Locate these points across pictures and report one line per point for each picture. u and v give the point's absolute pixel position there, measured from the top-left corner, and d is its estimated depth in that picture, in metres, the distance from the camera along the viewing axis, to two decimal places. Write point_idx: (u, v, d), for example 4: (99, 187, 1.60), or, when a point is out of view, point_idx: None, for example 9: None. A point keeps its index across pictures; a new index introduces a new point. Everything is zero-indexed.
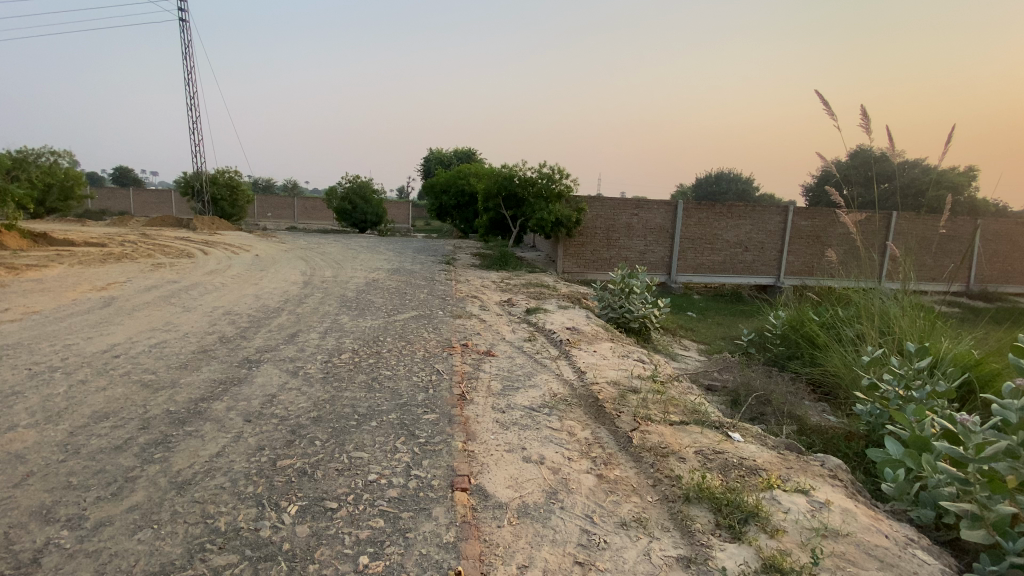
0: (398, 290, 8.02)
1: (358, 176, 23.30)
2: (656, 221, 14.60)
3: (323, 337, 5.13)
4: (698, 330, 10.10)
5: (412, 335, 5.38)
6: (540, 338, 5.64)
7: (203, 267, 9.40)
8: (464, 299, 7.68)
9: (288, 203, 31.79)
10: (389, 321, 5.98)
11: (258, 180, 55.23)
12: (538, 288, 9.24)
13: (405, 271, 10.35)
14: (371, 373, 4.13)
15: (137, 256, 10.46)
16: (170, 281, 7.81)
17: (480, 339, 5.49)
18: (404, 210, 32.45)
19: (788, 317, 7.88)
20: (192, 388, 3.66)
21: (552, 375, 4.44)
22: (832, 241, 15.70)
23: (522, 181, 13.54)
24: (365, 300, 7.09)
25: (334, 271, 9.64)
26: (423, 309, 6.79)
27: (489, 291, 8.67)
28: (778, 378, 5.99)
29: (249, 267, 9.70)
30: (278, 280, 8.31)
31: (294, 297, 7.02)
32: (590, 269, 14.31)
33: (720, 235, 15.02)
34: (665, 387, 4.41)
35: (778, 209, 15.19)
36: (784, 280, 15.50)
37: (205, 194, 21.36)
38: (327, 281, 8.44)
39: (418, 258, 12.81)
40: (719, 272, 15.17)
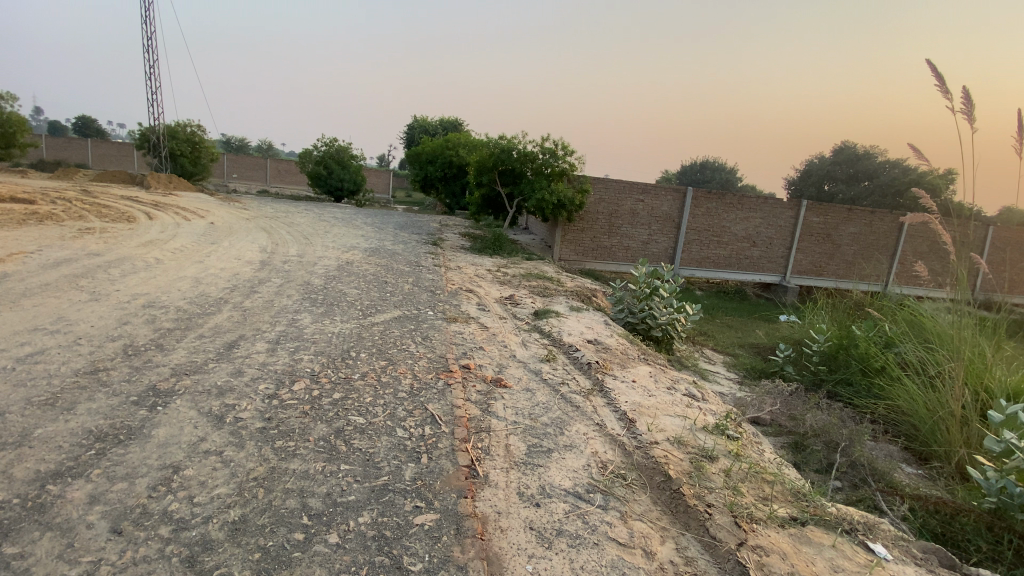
0: (377, 279, 6.64)
1: (335, 140, 21.36)
2: (663, 208, 13.39)
3: (274, 350, 3.76)
4: (716, 336, 9.05)
5: (395, 350, 4.07)
6: (560, 358, 4.39)
7: (141, 236, 7.79)
8: (457, 294, 6.38)
9: (261, 163, 29.56)
10: (365, 326, 4.61)
11: (232, 137, 51.91)
12: (540, 282, 8.00)
13: (386, 252, 8.94)
14: (334, 423, 2.81)
15: (64, 218, 8.74)
16: (91, 253, 6.23)
17: (484, 357, 4.20)
18: (385, 179, 30.52)
19: (833, 333, 6.82)
20: (45, 450, 2.28)
21: (592, 425, 3.19)
22: (843, 241, 14.79)
23: (522, 154, 12.09)
24: (336, 291, 5.70)
25: (302, 248, 8.14)
26: (408, 308, 5.43)
27: (484, 283, 7.37)
28: (841, 414, 4.94)
29: (198, 238, 8.12)
30: (230, 258, 6.81)
31: (246, 283, 5.57)
32: (587, 257, 13.12)
33: (729, 228, 13.92)
34: (744, 449, 3.24)
35: (790, 203, 14.19)
36: (790, 279, 14.61)
37: (163, 148, 19.18)
38: (291, 262, 6.98)
39: (400, 236, 11.38)
40: (725, 268, 14.14)
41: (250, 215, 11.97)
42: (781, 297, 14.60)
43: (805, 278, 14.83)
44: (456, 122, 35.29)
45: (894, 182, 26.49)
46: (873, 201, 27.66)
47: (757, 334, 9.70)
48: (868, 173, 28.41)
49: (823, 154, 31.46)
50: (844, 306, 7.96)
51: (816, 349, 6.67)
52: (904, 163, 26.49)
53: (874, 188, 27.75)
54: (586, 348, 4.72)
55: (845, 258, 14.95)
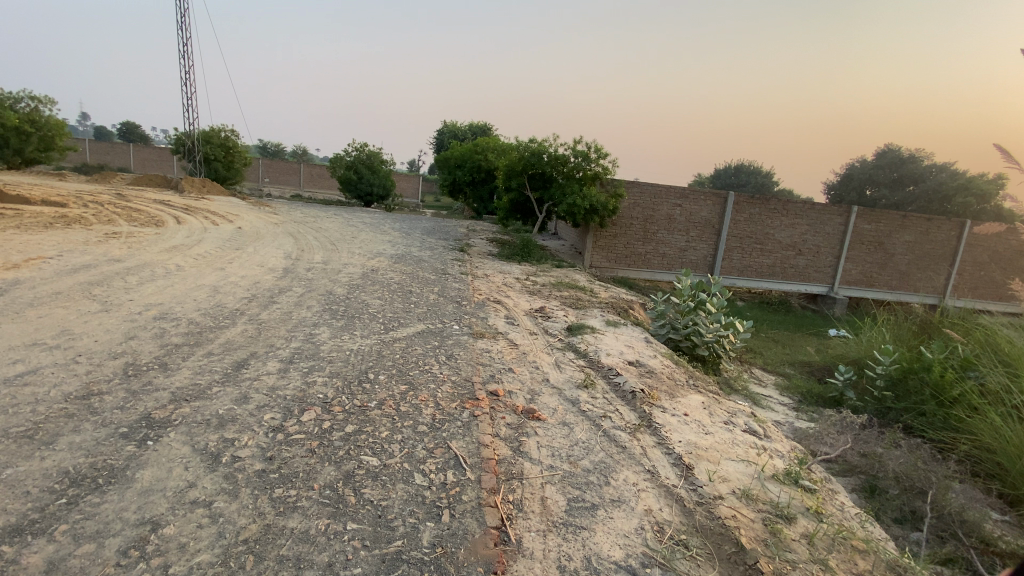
0: (402, 288, 6.31)
1: (365, 144, 21.38)
2: (701, 214, 12.74)
3: (286, 370, 3.43)
4: (763, 354, 8.39)
5: (418, 371, 3.69)
6: (599, 383, 3.94)
7: (165, 241, 7.68)
8: (485, 306, 5.99)
9: (293, 167, 29.98)
10: (386, 342, 4.25)
11: (267, 142, 53.09)
12: (572, 292, 7.55)
13: (411, 258, 8.65)
14: (345, 465, 2.43)
15: (93, 222, 8.75)
16: (111, 259, 6.10)
17: (514, 381, 3.78)
18: (414, 183, 30.56)
19: (900, 355, 6.14)
20: (8, 499, 1.97)
21: (642, 472, 2.73)
22: (896, 250, 13.85)
23: (553, 158, 11.65)
24: (358, 301, 5.39)
25: (326, 255, 7.91)
26: (433, 321, 5.06)
27: (513, 293, 6.97)
28: (920, 450, 4.32)
29: (222, 243, 7.98)
30: (252, 264, 6.60)
31: (265, 292, 5.31)
32: (620, 265, 12.58)
33: (772, 235, 13.15)
34: (826, 506, 2.73)
35: (839, 210, 13.34)
36: (838, 290, 13.74)
37: (198, 153, 19.50)
38: (314, 270, 6.72)
39: (427, 241, 11.09)
40: (767, 277, 13.37)
41: (278, 219, 11.90)
42: (827, 309, 13.74)
43: (855, 289, 13.92)
44: (485, 127, 35.10)
45: (942, 187, 25.01)
46: (918, 207, 26.17)
47: (806, 352, 8.98)
48: (912, 178, 26.95)
49: (865, 158, 30.04)
50: (909, 325, 7.21)
51: (879, 373, 6.01)
52: (952, 167, 25.00)
53: (919, 194, 26.23)
54: (628, 372, 4.25)
55: (899, 268, 13.98)
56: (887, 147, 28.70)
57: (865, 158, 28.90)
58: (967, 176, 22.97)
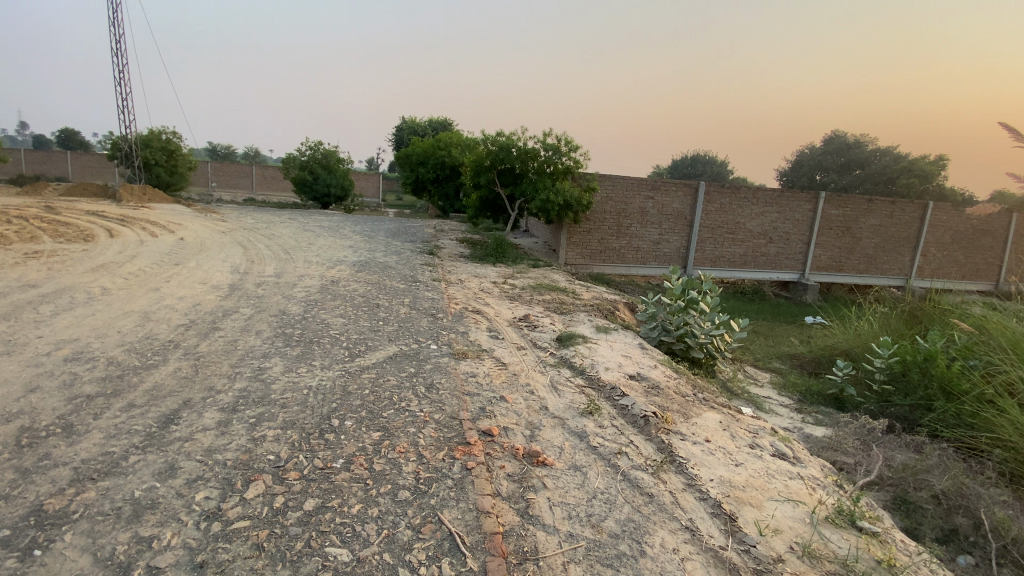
0: (367, 301, 5.65)
1: (319, 143, 20.26)
2: (674, 205, 12.45)
3: (228, 425, 2.76)
4: (751, 348, 8.09)
5: (392, 411, 3.08)
6: (604, 408, 3.43)
7: (92, 259, 6.73)
8: (463, 318, 5.40)
9: (246, 170, 28.39)
10: (353, 373, 3.61)
11: (218, 145, 50.45)
12: (554, 295, 7.04)
13: (376, 265, 7.96)
14: (308, 566, 1.83)
15: (7, 240, 7.65)
16: (22, 285, 5.19)
17: (507, 413, 3.21)
18: (374, 182, 29.50)
19: (899, 346, 5.85)
20: None
21: (679, 531, 2.23)
22: (863, 234, 13.98)
23: (522, 152, 11.10)
24: (318, 322, 4.72)
25: (280, 266, 7.13)
26: (406, 340, 4.44)
27: (491, 300, 6.40)
28: (946, 453, 3.99)
29: (161, 258, 7.08)
30: (193, 282, 5.78)
31: (207, 317, 4.56)
32: (595, 261, 12.18)
33: (744, 224, 13.01)
34: (895, 554, 2.30)
35: (808, 196, 13.33)
36: (810, 276, 13.75)
37: (135, 158, 17.98)
38: (267, 285, 5.96)
39: (393, 245, 10.37)
40: (741, 267, 13.24)
41: (227, 227, 10.90)
42: (800, 296, 13.67)
43: (825, 274, 13.97)
44: (445, 122, 34.17)
45: (886, 170, 25.93)
46: (866, 190, 26.98)
47: (792, 344, 8.75)
48: (858, 162, 27.83)
49: (812, 144, 30.86)
50: (899, 312, 6.98)
51: (879, 366, 5.72)
52: (895, 150, 25.96)
53: (865, 177, 27.00)
54: (633, 391, 3.75)
55: (866, 251, 14.13)
56: (834, 133, 29.55)
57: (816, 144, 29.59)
58: (910, 157, 23.84)
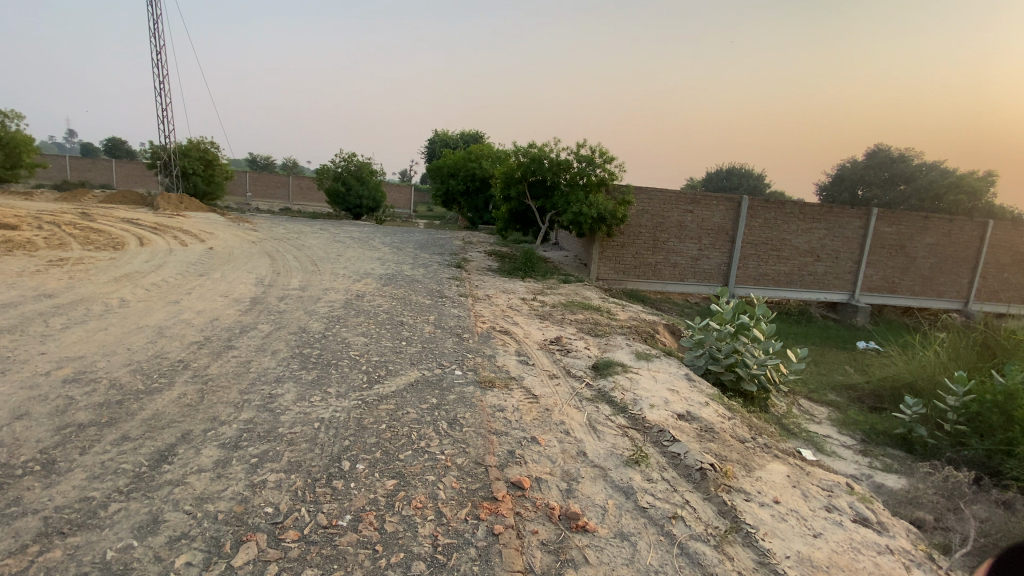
0: (390, 318, 5.36)
1: (353, 154, 20.42)
2: (714, 220, 11.86)
3: (226, 466, 2.45)
4: (802, 377, 7.46)
5: (411, 453, 2.71)
6: (652, 456, 2.99)
7: (118, 267, 6.67)
8: (490, 339, 5.04)
9: (282, 180, 28.91)
10: (370, 402, 3.27)
11: (257, 155, 51.90)
12: (589, 315, 6.60)
13: (402, 279, 7.70)
14: None
15: (41, 247, 7.71)
16: (43, 294, 5.09)
17: (541, 459, 2.81)
18: (405, 193, 29.68)
19: (974, 380, 5.07)
20: None
21: None
22: (918, 253, 13.06)
23: (554, 163, 10.76)
24: (338, 341, 4.43)
25: (304, 278, 6.93)
26: (430, 364, 4.09)
27: (521, 319, 6.03)
28: None
29: (186, 268, 6.98)
30: (214, 295, 5.61)
31: (222, 334, 4.33)
32: (629, 276, 11.68)
33: (789, 241, 12.30)
34: None
35: (858, 212, 12.52)
36: (859, 297, 12.90)
37: (175, 167, 18.43)
38: (289, 299, 5.74)
39: (420, 257, 10.14)
40: (785, 286, 12.51)
41: (257, 236, 10.87)
42: (849, 318, 12.85)
43: (876, 296, 13.09)
44: (476, 134, 34.23)
45: (932, 185, 24.59)
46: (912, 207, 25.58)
47: (846, 373, 8.05)
48: (903, 176, 26.48)
49: (854, 158, 29.60)
50: (970, 340, 6.24)
51: (951, 405, 4.90)
52: (943, 165, 24.61)
53: (909, 192, 25.54)
54: (684, 435, 3.30)
55: (921, 272, 13.19)
56: (878, 146, 28.28)
57: (858, 158, 28.32)
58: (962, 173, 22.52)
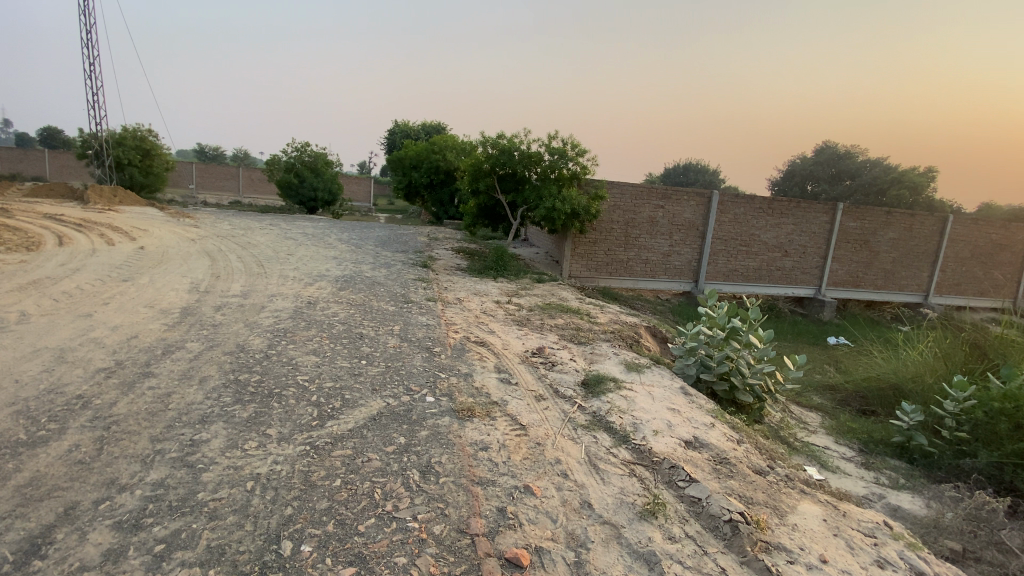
0: (348, 330, 4.69)
1: (307, 145, 19.25)
2: (685, 215, 11.59)
3: (117, 562, 1.79)
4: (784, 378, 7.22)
5: (374, 521, 2.12)
6: (670, 504, 2.49)
7: (23, 273, 5.69)
8: (464, 352, 4.46)
9: (232, 172, 27.24)
10: (321, 448, 2.63)
11: (206, 145, 49.01)
12: (568, 320, 6.09)
13: (362, 280, 7.00)
14: None
15: None
16: None
17: (539, 518, 2.27)
18: (364, 186, 28.48)
19: (974, 384, 4.88)
20: None
21: None
22: (881, 248, 13.22)
23: (524, 155, 10.20)
24: (286, 362, 3.74)
25: (249, 283, 6.13)
26: (395, 389, 3.46)
27: (495, 326, 5.48)
28: None
29: (109, 272, 6.05)
30: (138, 305, 4.78)
31: (142, 356, 3.57)
32: (601, 274, 11.29)
33: (759, 236, 12.18)
34: None
35: (825, 207, 12.52)
36: (826, 292, 12.98)
37: (107, 157, 16.82)
38: (229, 309, 4.97)
39: (382, 256, 9.41)
40: (754, 281, 12.43)
41: (199, 234, 9.84)
42: (816, 313, 12.87)
43: (841, 290, 13.20)
44: (439, 126, 33.24)
45: (875, 181, 25.44)
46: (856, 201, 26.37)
47: (825, 373, 7.85)
48: (848, 172, 27.29)
49: (805, 154, 30.37)
50: (957, 339, 6.08)
51: (952, 411, 4.71)
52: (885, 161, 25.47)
53: (854, 188, 26.31)
54: (699, 472, 2.81)
55: (884, 266, 13.38)
56: (825, 143, 29.10)
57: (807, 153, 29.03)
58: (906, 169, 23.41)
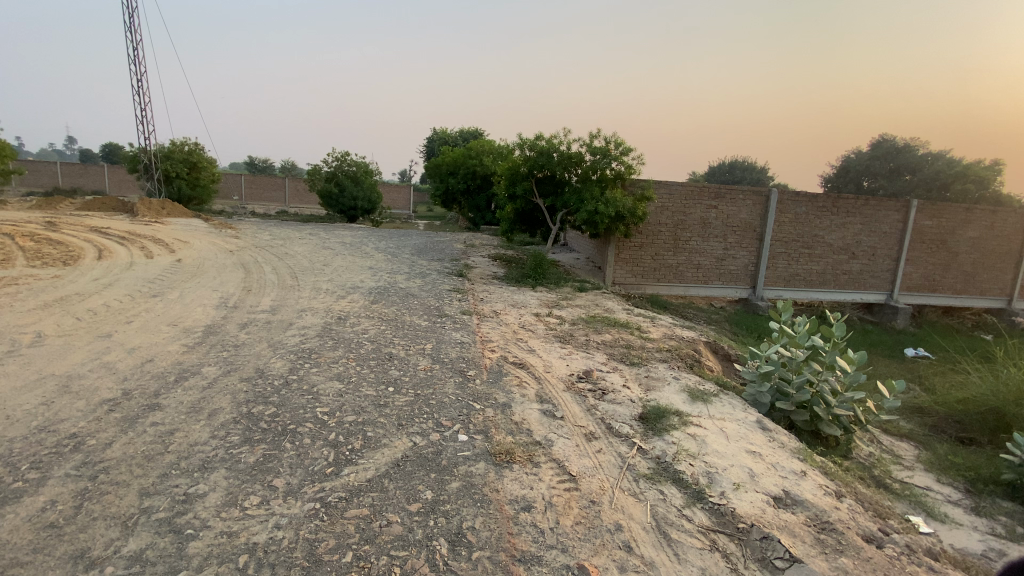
0: (376, 350, 4.30)
1: (346, 154, 19.35)
2: (740, 216, 10.74)
3: None
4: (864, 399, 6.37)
5: None
6: None
7: (57, 288, 5.62)
8: (502, 376, 3.98)
9: (278, 182, 27.90)
10: (334, 507, 2.21)
11: (255, 158, 50.91)
12: (617, 335, 5.51)
13: (395, 292, 6.66)
14: None
15: None
16: None
17: None
18: (403, 193, 28.59)
19: None
20: None
21: None
22: (961, 248, 11.94)
23: (564, 156, 9.68)
24: (306, 390, 3.36)
25: (279, 297, 5.88)
26: (425, 425, 3.02)
27: (537, 343, 4.98)
28: None
29: (141, 287, 5.93)
30: (161, 324, 4.55)
31: (152, 385, 3.27)
32: (648, 280, 10.61)
33: (822, 237, 11.18)
34: None
35: (898, 204, 11.37)
36: (898, 297, 11.81)
37: (156, 170, 17.40)
38: (254, 327, 4.68)
39: (417, 265, 9.08)
40: (817, 287, 11.41)
41: (236, 245, 9.80)
42: (888, 321, 11.71)
43: (916, 295, 11.99)
44: (476, 131, 33.06)
45: (939, 175, 23.43)
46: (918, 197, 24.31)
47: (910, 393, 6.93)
48: (909, 167, 25.31)
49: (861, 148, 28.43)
50: None
51: None
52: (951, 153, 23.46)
53: (916, 183, 24.37)
54: (800, 545, 2.23)
55: (964, 269, 12.08)
56: (883, 136, 27.15)
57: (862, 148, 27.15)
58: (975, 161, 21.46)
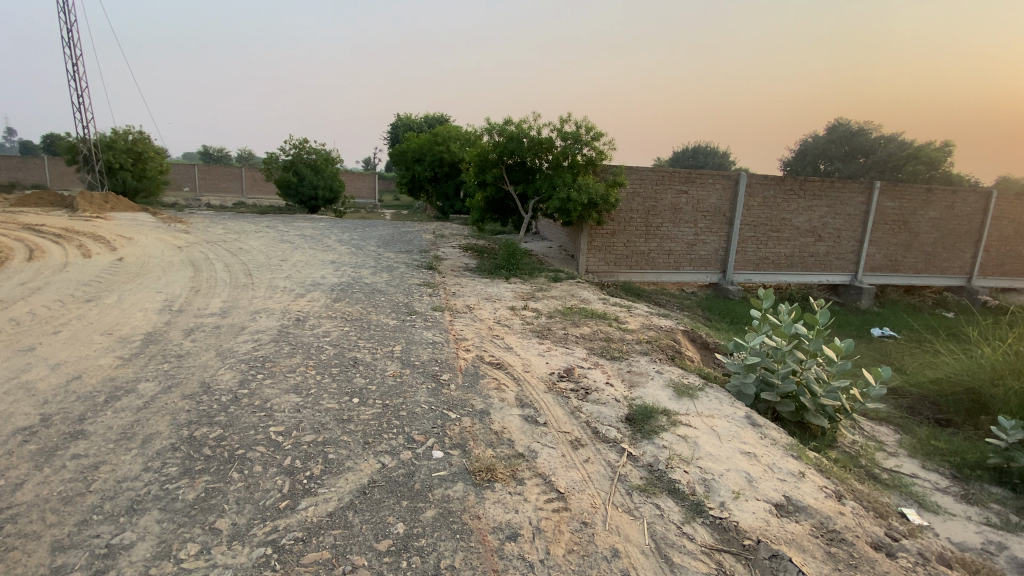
0: (338, 355, 3.94)
1: (305, 141, 18.47)
2: (710, 201, 10.69)
3: None
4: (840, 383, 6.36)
5: None
6: None
7: None
8: (476, 379, 3.69)
9: (235, 172, 26.56)
10: (288, 551, 1.90)
11: (209, 147, 48.58)
12: (596, 327, 5.29)
13: (360, 288, 6.26)
14: None
15: None
16: None
17: None
18: (367, 182, 27.70)
19: None
20: None
21: None
22: (922, 228, 12.24)
23: (534, 141, 9.36)
24: (258, 406, 3.00)
25: (231, 297, 5.42)
26: (393, 441, 2.71)
27: (512, 340, 4.71)
28: None
29: (74, 290, 5.37)
30: (93, 334, 4.06)
31: (76, 408, 2.85)
32: (621, 267, 10.46)
33: (790, 220, 11.26)
34: None
35: (862, 187, 11.55)
36: (863, 278, 12.05)
37: (97, 162, 16.20)
38: (201, 333, 4.23)
39: (383, 258, 8.65)
40: (786, 270, 11.52)
41: (186, 240, 9.14)
42: (852, 301, 11.95)
43: (879, 276, 12.26)
44: (443, 117, 32.24)
45: (891, 158, 24.17)
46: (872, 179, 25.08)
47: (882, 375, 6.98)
48: (864, 150, 26.03)
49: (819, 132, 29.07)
50: None
51: None
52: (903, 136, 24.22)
53: (870, 165, 25.10)
54: (811, 563, 2.04)
55: (924, 248, 12.40)
56: (840, 120, 27.81)
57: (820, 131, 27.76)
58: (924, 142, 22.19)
